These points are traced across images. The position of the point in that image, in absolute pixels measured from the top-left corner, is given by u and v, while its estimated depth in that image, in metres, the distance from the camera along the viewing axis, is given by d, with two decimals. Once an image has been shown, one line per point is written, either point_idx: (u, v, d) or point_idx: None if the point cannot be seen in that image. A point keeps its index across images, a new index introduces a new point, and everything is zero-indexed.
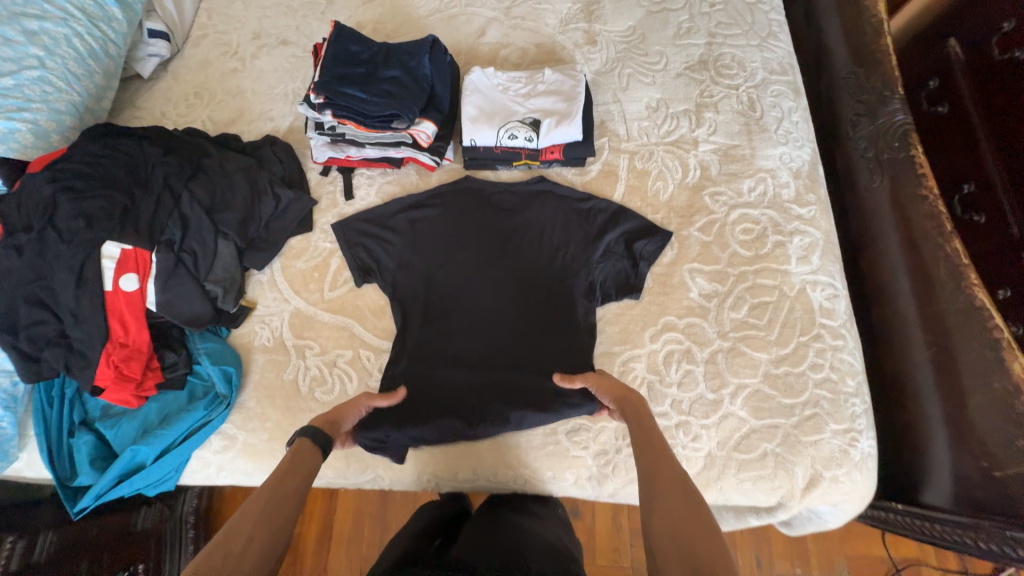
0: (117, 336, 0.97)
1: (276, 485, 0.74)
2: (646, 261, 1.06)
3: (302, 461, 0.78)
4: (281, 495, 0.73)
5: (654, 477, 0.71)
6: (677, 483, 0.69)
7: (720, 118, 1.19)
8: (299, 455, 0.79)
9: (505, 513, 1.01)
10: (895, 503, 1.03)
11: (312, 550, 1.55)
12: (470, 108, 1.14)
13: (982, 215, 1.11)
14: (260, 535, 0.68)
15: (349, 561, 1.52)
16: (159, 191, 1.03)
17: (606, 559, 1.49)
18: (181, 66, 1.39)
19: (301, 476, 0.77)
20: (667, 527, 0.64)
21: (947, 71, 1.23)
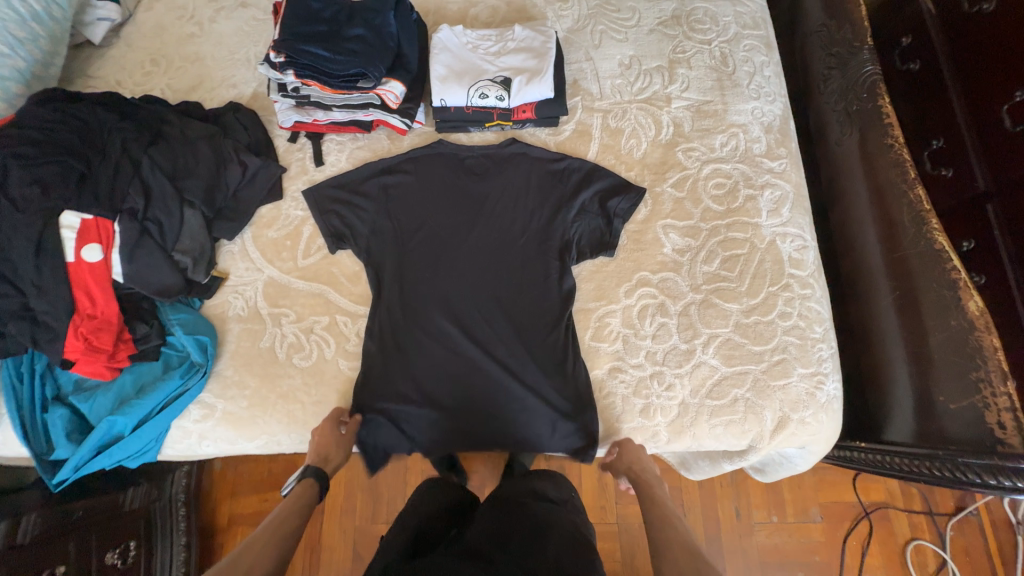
0: (84, 307, 0.95)
1: (284, 520, 0.86)
2: (620, 219, 1.07)
3: (305, 498, 0.91)
4: (286, 527, 0.85)
5: (663, 543, 0.84)
6: (679, 541, 0.83)
7: (693, 74, 1.19)
8: (303, 493, 0.92)
9: (517, 495, 0.97)
10: (859, 442, 1.07)
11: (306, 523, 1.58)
12: (439, 67, 1.12)
13: (951, 169, 1.00)
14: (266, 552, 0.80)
15: (343, 531, 1.56)
16: (118, 158, 1.00)
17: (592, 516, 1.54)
18: (134, 31, 1.32)
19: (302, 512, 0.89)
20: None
21: (921, 26, 1.09)
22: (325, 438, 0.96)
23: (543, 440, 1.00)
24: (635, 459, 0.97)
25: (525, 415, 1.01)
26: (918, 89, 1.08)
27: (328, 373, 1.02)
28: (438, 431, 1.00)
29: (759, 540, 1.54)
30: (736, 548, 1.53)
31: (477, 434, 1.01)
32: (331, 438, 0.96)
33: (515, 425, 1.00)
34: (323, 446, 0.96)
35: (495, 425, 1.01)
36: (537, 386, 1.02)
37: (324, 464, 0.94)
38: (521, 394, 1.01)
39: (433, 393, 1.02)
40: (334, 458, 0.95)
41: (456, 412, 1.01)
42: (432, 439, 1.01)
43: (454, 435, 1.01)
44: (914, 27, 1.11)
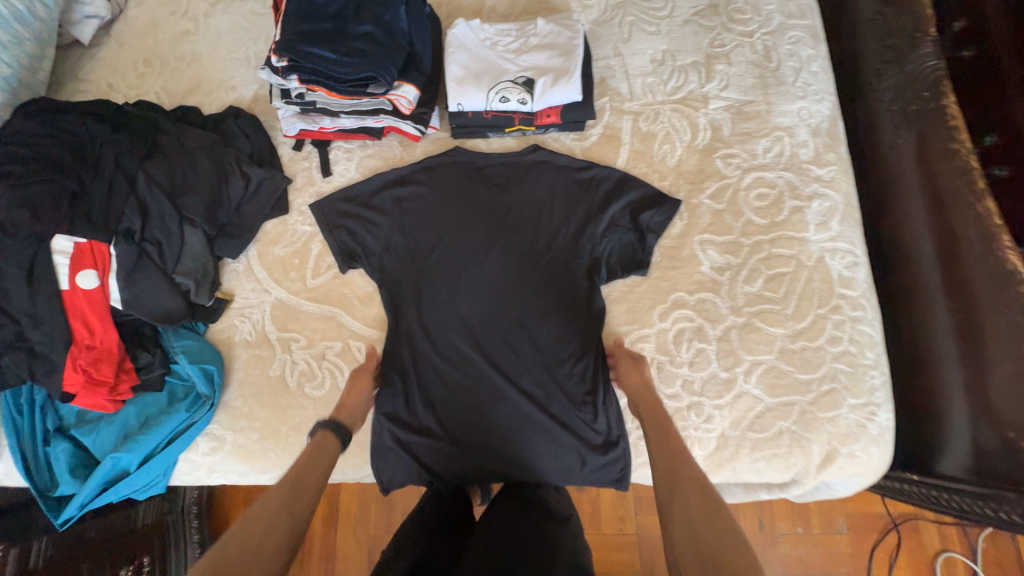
0: (81, 337, 0.89)
1: (299, 477, 0.76)
2: (653, 234, 0.99)
3: (323, 453, 0.82)
4: (304, 485, 0.76)
5: (671, 480, 0.72)
6: (690, 478, 0.71)
7: (732, 71, 1.09)
8: (320, 447, 0.82)
9: (524, 513, 0.85)
10: (913, 476, 1.00)
11: (319, 532, 1.53)
12: (456, 68, 1.03)
13: (1007, 168, 0.89)
14: (276, 525, 0.69)
15: (358, 541, 1.50)
16: (111, 174, 0.92)
17: (611, 527, 1.47)
18: (126, 29, 1.23)
19: (321, 467, 0.80)
20: (685, 526, 0.66)
21: (976, 7, 0.96)
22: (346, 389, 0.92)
23: (567, 473, 0.94)
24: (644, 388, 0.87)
25: (550, 446, 0.94)
26: (976, 80, 0.95)
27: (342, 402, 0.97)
28: (455, 464, 0.95)
29: (782, 552, 1.44)
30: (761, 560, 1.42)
31: (496, 468, 0.94)
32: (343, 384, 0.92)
33: (537, 458, 0.94)
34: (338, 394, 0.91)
35: (516, 457, 0.94)
36: (563, 415, 0.95)
37: (341, 414, 0.88)
38: (547, 424, 0.95)
39: (452, 424, 0.96)
40: (350, 405, 0.90)
41: (475, 444, 0.95)
42: (452, 470, 0.95)
43: (472, 468, 0.95)
44: (967, 7, 0.98)
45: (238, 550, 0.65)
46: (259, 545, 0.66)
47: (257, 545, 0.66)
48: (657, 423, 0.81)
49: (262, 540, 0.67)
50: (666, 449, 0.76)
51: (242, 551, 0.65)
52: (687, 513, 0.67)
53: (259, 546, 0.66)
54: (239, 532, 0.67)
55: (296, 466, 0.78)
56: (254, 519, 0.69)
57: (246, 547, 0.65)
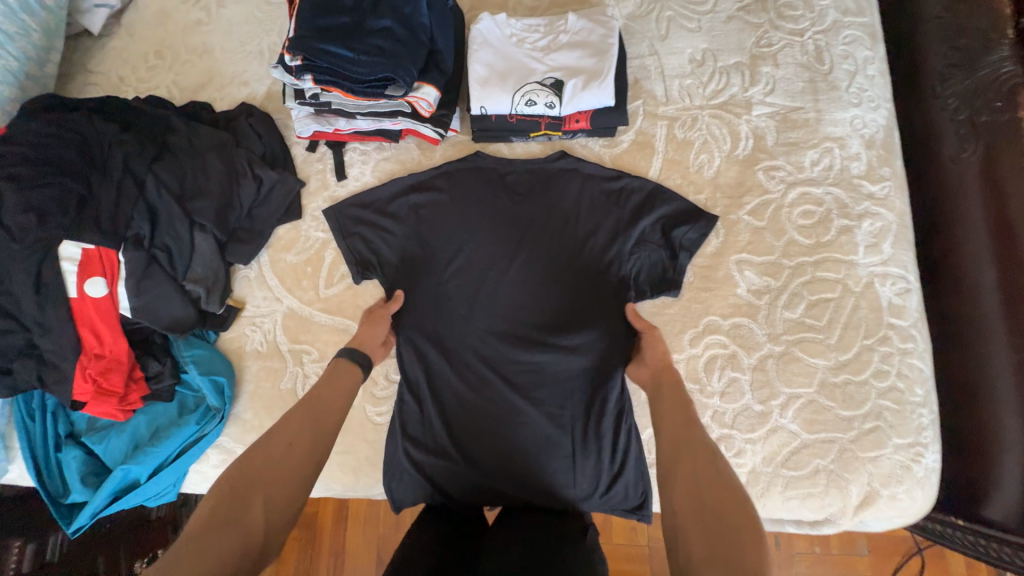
0: (90, 346, 0.86)
1: (319, 399, 0.75)
2: (686, 252, 0.92)
3: (341, 376, 0.79)
4: (324, 403, 0.75)
5: (680, 442, 0.68)
6: (698, 443, 0.67)
7: (780, 73, 1.00)
8: (338, 371, 0.80)
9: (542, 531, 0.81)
10: (957, 521, 0.92)
11: (326, 529, 1.41)
12: (480, 67, 0.96)
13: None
14: (297, 442, 0.69)
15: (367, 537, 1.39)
16: (119, 176, 0.88)
17: (622, 537, 1.30)
18: (136, 18, 1.18)
19: (340, 388, 0.78)
20: (688, 486, 0.63)
21: None
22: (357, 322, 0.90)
23: (587, 500, 0.89)
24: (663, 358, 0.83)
25: (569, 471, 0.89)
26: None
27: (355, 420, 0.95)
28: (469, 488, 0.89)
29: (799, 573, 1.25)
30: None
31: (512, 493, 0.89)
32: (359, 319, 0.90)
33: (556, 482, 0.89)
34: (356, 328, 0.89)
35: (533, 482, 0.89)
36: (585, 440, 0.90)
37: (359, 343, 0.85)
38: (567, 448, 0.90)
39: (467, 446, 0.91)
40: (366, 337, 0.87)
41: (490, 467, 0.90)
42: (466, 492, 0.89)
43: (487, 492, 0.89)
44: None
45: (258, 465, 0.65)
46: (280, 461, 0.66)
47: (278, 460, 0.66)
48: (672, 390, 0.76)
49: (282, 456, 0.67)
50: (680, 414, 0.72)
51: (262, 471, 0.65)
52: (694, 474, 0.64)
53: (279, 463, 0.66)
54: (261, 448, 0.67)
55: (314, 388, 0.77)
56: (274, 437, 0.69)
57: (263, 465, 0.65)
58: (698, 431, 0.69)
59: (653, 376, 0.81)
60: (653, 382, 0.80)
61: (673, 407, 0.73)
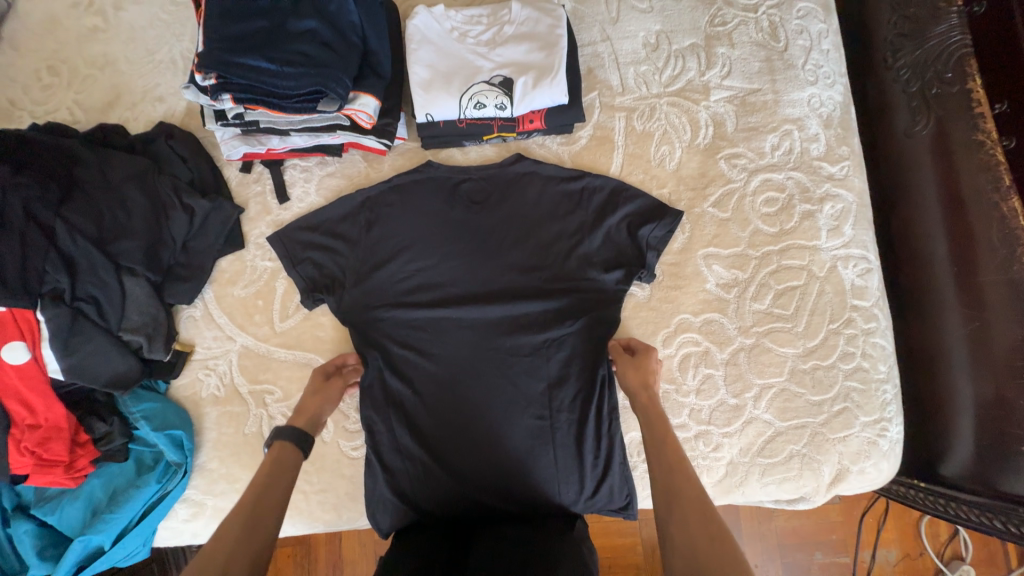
0: (22, 417, 0.79)
1: (260, 495, 0.68)
2: (654, 251, 0.90)
3: (282, 464, 0.73)
4: (268, 498, 0.68)
5: (670, 497, 0.64)
6: (693, 497, 0.63)
7: (735, 54, 0.96)
8: (279, 459, 0.73)
9: (530, 538, 0.80)
10: (918, 482, 0.97)
11: (320, 542, 1.28)
12: (421, 69, 0.88)
13: (1014, 139, 0.84)
14: (237, 554, 0.61)
15: (365, 544, 1.28)
16: (20, 226, 0.78)
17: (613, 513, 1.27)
18: (19, 29, 1.02)
19: (285, 476, 0.72)
20: (686, 545, 0.59)
21: None
22: (314, 387, 0.86)
23: (574, 505, 0.88)
24: (647, 376, 0.81)
25: (555, 480, 0.88)
26: (987, 44, 0.88)
27: (329, 457, 0.92)
28: (456, 509, 0.87)
29: (778, 525, 1.30)
30: (754, 536, 1.29)
31: (500, 508, 0.87)
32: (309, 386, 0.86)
33: (542, 492, 0.88)
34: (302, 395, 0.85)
35: (521, 493, 0.88)
36: (568, 447, 0.88)
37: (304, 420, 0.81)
38: (551, 456, 0.88)
39: (449, 467, 0.88)
40: (308, 409, 0.83)
41: (475, 485, 0.88)
42: (451, 512, 0.87)
43: (475, 511, 0.87)
44: None
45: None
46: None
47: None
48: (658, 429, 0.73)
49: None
50: (665, 463, 0.68)
51: None
52: (688, 540, 0.59)
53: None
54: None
55: (256, 480, 0.70)
56: (212, 552, 0.61)
57: None
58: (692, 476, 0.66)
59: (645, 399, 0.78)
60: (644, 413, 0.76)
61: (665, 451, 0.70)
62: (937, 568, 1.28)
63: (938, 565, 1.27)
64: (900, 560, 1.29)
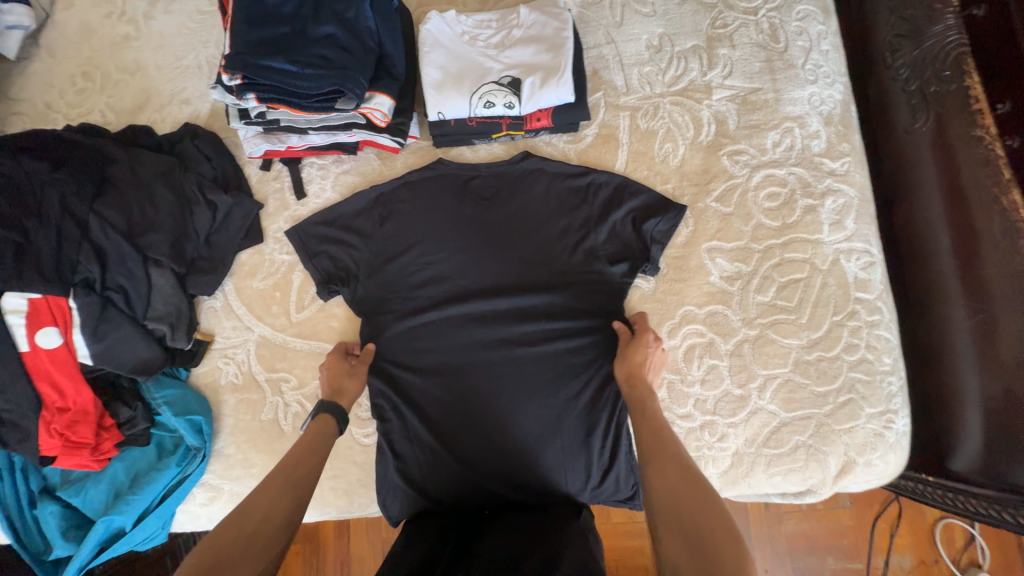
0: (52, 400, 0.82)
1: (295, 469, 0.73)
2: (658, 244, 0.92)
3: (322, 436, 0.79)
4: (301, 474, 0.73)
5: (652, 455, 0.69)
6: (671, 454, 0.69)
7: (737, 55, 0.99)
8: (319, 431, 0.79)
9: (536, 526, 0.81)
10: (927, 477, 0.97)
11: (328, 540, 1.30)
12: (433, 71, 0.92)
13: (1018, 138, 0.84)
14: (273, 512, 0.67)
15: (370, 546, 1.29)
16: (58, 219, 0.82)
17: (620, 516, 1.27)
18: (57, 38, 1.09)
19: (318, 452, 0.77)
20: (666, 493, 0.64)
21: None
22: (336, 370, 0.88)
23: (581, 494, 0.90)
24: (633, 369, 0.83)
25: (562, 469, 0.90)
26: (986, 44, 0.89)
27: (342, 444, 0.94)
28: (463, 496, 0.89)
29: (788, 529, 1.29)
30: (763, 538, 1.29)
31: (506, 496, 0.89)
32: (340, 371, 0.88)
33: (549, 480, 0.89)
34: (335, 379, 0.87)
35: (528, 481, 0.90)
36: (574, 437, 0.90)
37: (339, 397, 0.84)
38: (556, 445, 0.90)
39: (457, 455, 0.90)
40: (349, 390, 0.86)
41: (482, 473, 0.90)
42: (458, 498, 0.89)
43: (482, 498, 0.89)
44: None
45: (225, 546, 0.62)
46: (253, 533, 0.64)
47: (249, 535, 0.64)
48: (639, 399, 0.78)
49: (253, 533, 0.64)
50: (645, 428, 0.74)
51: (231, 548, 0.62)
52: (667, 490, 0.64)
53: (246, 546, 0.63)
54: (233, 523, 0.65)
55: (296, 449, 0.76)
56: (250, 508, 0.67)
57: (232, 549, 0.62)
58: (670, 438, 0.71)
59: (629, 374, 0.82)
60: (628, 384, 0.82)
61: (647, 415, 0.76)
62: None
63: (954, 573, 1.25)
64: (914, 566, 1.27)
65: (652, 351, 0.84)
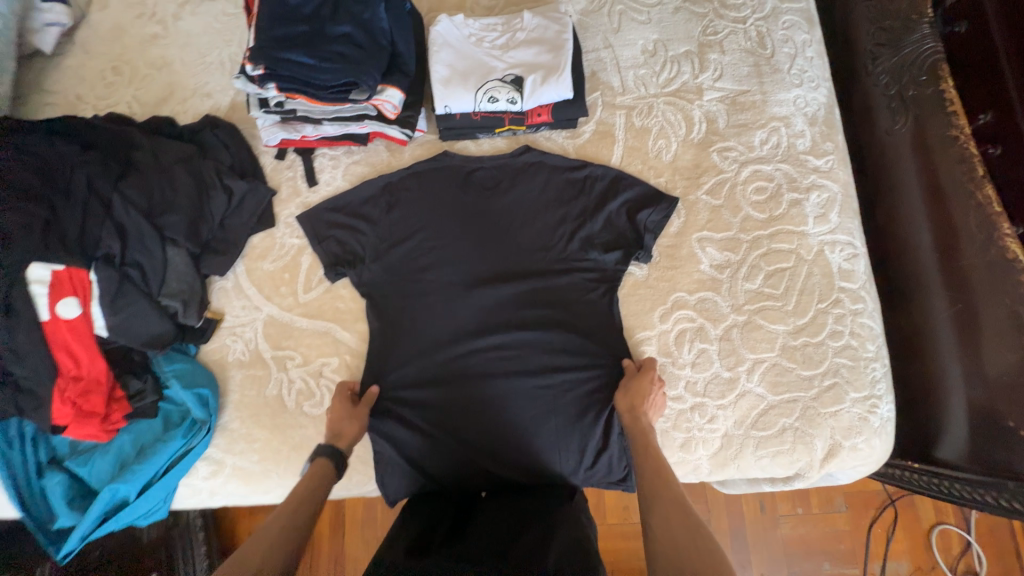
0: (68, 369, 0.85)
1: (294, 510, 0.75)
2: (651, 234, 0.97)
3: (321, 480, 0.81)
4: (300, 515, 0.75)
5: (653, 496, 0.74)
6: (671, 497, 0.73)
7: (727, 59, 1.06)
8: (319, 475, 0.82)
9: (524, 507, 0.83)
10: (912, 464, 0.99)
11: (324, 536, 1.31)
12: (441, 68, 0.99)
13: (999, 146, 0.88)
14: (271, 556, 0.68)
15: (365, 545, 1.30)
16: (84, 198, 0.88)
17: (616, 518, 1.28)
18: (90, 35, 1.16)
19: (317, 495, 0.79)
20: (664, 533, 0.68)
21: None
22: (338, 411, 0.90)
23: (575, 474, 0.92)
24: (636, 402, 0.87)
25: (556, 449, 0.92)
26: (966, 54, 0.94)
27: None
28: (459, 474, 0.92)
29: (783, 533, 1.30)
30: (758, 542, 1.30)
31: (502, 475, 0.91)
32: (343, 412, 0.89)
33: (543, 460, 0.92)
34: (336, 421, 0.89)
35: (523, 461, 0.92)
36: (568, 418, 0.93)
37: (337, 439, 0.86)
38: (551, 426, 0.93)
39: (454, 434, 0.93)
40: (347, 433, 0.88)
41: (478, 452, 0.92)
42: (454, 476, 0.92)
43: (478, 477, 0.92)
44: None
45: None
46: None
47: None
48: (640, 438, 0.82)
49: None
50: (648, 469, 0.78)
51: None
52: (666, 531, 0.68)
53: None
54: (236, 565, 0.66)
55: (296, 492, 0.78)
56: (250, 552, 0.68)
57: None
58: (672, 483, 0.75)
59: (631, 407, 0.86)
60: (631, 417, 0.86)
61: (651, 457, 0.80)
62: None
63: None
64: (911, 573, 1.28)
65: (654, 390, 0.88)
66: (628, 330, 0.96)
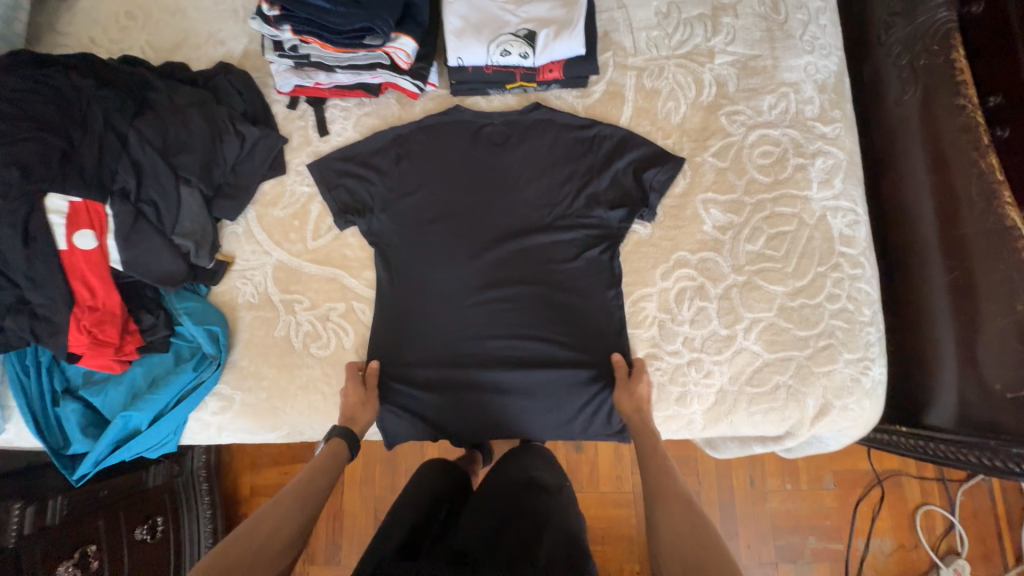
0: (84, 298, 0.88)
1: (309, 485, 0.79)
2: (656, 193, 0.98)
3: (336, 457, 0.85)
4: (311, 493, 0.78)
5: (659, 501, 0.74)
6: (677, 497, 0.73)
7: (740, 24, 1.06)
8: (333, 453, 0.85)
9: (509, 480, 0.84)
10: (899, 427, 1.03)
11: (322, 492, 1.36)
12: (454, 19, 0.99)
13: (1007, 129, 0.89)
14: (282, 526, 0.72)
15: (363, 502, 1.34)
16: (100, 132, 0.89)
17: (608, 486, 1.31)
18: None
19: (331, 474, 0.82)
20: (669, 534, 0.68)
21: None
22: (353, 396, 0.91)
23: (572, 423, 0.95)
24: (640, 402, 0.88)
25: (554, 400, 0.95)
26: (981, 31, 0.95)
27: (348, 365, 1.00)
28: (459, 419, 0.95)
29: (771, 508, 1.33)
30: (746, 515, 1.33)
31: (501, 422, 0.95)
32: (358, 398, 0.91)
33: (541, 410, 0.95)
34: (351, 407, 0.90)
35: (522, 409, 0.95)
36: (567, 370, 0.95)
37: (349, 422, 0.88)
38: (549, 378, 0.95)
39: (455, 382, 0.95)
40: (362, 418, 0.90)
41: (478, 399, 0.95)
42: (455, 422, 0.95)
43: (478, 423, 0.95)
44: None
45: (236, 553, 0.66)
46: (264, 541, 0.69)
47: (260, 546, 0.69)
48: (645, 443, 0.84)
49: (262, 544, 0.69)
50: (652, 474, 0.79)
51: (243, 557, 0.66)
52: (670, 532, 0.68)
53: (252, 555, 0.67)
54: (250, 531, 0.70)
55: (311, 466, 0.82)
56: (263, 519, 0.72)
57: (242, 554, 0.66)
58: (676, 487, 0.75)
59: (638, 412, 0.87)
60: (639, 421, 0.87)
61: (657, 463, 0.80)
62: (931, 559, 1.29)
63: (933, 558, 1.29)
64: (894, 550, 1.31)
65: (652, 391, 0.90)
66: (629, 286, 0.97)
